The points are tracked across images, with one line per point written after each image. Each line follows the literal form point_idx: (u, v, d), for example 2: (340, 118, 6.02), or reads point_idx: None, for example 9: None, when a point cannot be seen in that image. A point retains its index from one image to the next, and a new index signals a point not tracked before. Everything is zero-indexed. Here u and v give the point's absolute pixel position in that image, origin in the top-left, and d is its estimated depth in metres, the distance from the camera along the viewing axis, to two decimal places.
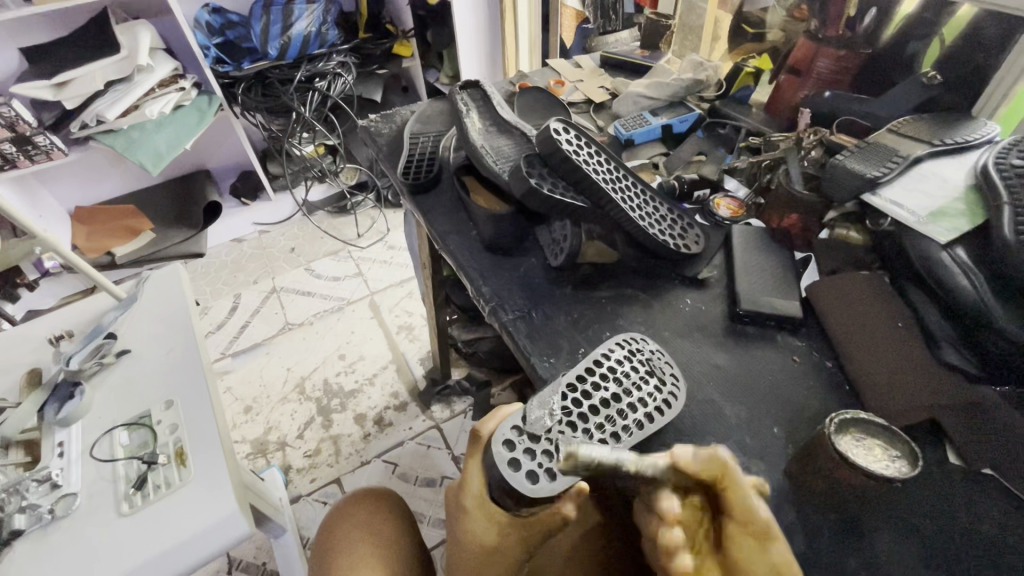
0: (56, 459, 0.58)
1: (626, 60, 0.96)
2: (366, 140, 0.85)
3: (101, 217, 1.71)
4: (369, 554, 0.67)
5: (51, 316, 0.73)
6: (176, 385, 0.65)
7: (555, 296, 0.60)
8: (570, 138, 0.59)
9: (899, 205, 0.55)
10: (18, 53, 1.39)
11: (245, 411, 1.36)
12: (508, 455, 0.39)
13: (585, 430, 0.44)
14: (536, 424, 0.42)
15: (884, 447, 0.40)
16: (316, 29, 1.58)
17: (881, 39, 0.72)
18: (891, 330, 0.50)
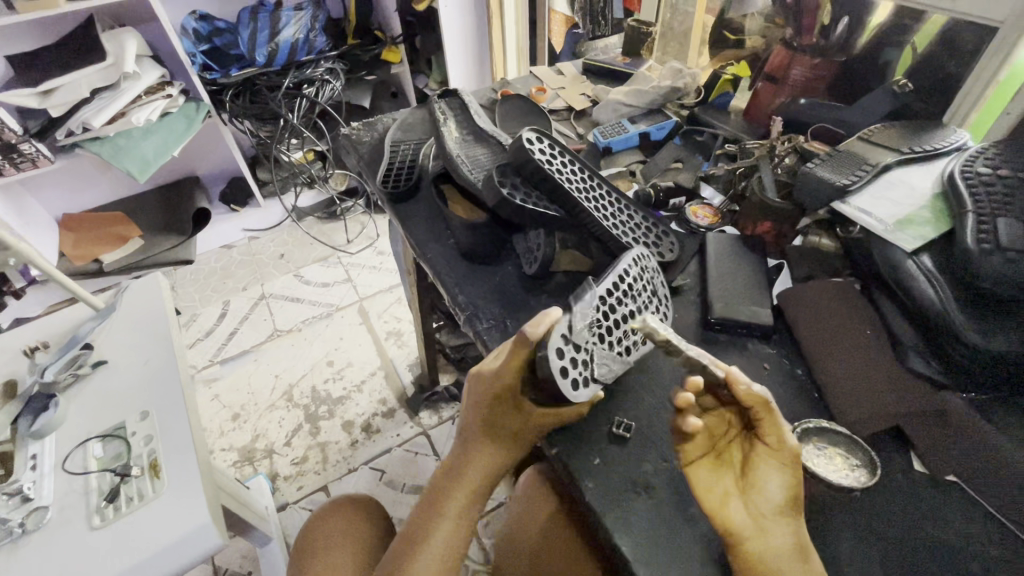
0: (28, 472, 0.57)
1: (607, 68, 0.97)
2: (347, 148, 0.86)
3: (89, 225, 1.70)
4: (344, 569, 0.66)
5: (29, 326, 0.72)
6: (153, 396, 0.64)
7: (530, 305, 0.60)
8: (544, 148, 0.59)
9: (867, 213, 0.55)
10: (4, 62, 1.39)
11: (233, 418, 1.35)
12: (560, 364, 0.44)
13: (608, 342, 0.49)
14: (577, 334, 0.46)
15: (845, 456, 0.44)
16: (304, 36, 1.58)
17: (855, 46, 0.73)
18: (859, 339, 0.51)
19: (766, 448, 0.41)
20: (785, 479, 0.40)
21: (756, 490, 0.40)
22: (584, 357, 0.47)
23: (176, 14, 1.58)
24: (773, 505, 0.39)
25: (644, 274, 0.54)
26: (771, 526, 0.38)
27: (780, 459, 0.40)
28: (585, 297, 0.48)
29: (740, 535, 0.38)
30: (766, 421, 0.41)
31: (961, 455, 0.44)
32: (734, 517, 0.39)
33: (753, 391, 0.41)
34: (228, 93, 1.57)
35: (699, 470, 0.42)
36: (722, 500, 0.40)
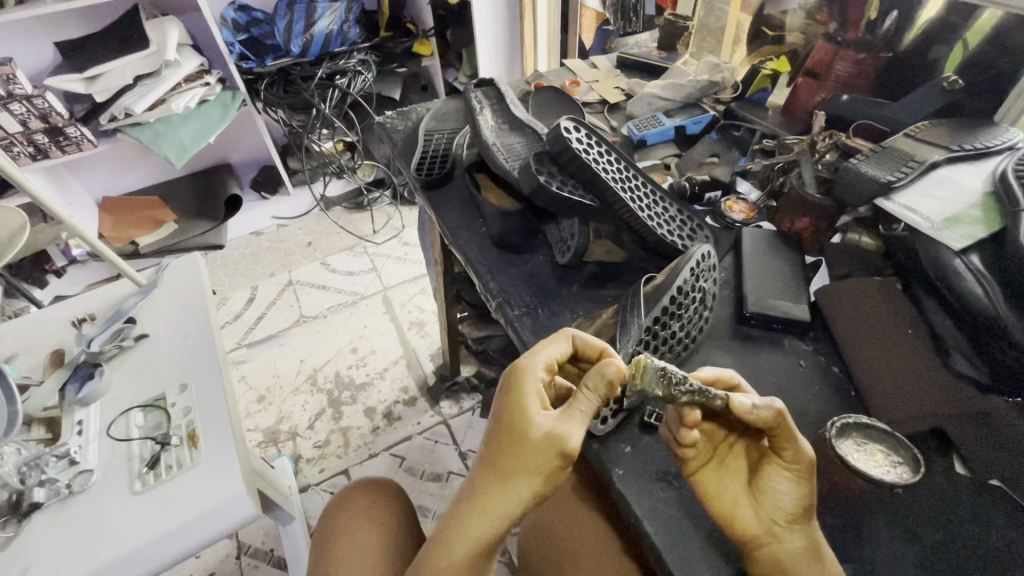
0: (75, 437, 0.60)
1: (642, 61, 0.96)
2: (382, 136, 0.87)
3: (127, 208, 1.76)
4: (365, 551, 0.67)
5: (75, 300, 0.75)
6: (191, 369, 0.67)
7: (562, 294, 0.60)
8: (581, 137, 0.59)
9: (914, 211, 0.54)
10: (53, 48, 1.44)
11: (259, 400, 1.39)
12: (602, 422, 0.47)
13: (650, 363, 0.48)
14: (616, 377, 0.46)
15: (886, 453, 0.43)
16: (338, 28, 1.60)
17: (903, 42, 0.71)
18: (899, 339, 0.50)
19: (779, 461, 0.41)
20: (796, 488, 0.39)
21: (767, 497, 0.40)
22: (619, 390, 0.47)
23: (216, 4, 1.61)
24: (785, 513, 0.39)
25: (697, 285, 0.51)
26: (782, 533, 0.38)
27: (795, 472, 0.40)
28: (631, 330, 0.46)
29: (756, 540, 0.38)
30: (784, 435, 0.40)
31: (1007, 460, 0.42)
32: (747, 522, 0.39)
33: (761, 408, 0.40)
34: (263, 82, 1.60)
35: (706, 476, 0.42)
36: (732, 505, 0.40)
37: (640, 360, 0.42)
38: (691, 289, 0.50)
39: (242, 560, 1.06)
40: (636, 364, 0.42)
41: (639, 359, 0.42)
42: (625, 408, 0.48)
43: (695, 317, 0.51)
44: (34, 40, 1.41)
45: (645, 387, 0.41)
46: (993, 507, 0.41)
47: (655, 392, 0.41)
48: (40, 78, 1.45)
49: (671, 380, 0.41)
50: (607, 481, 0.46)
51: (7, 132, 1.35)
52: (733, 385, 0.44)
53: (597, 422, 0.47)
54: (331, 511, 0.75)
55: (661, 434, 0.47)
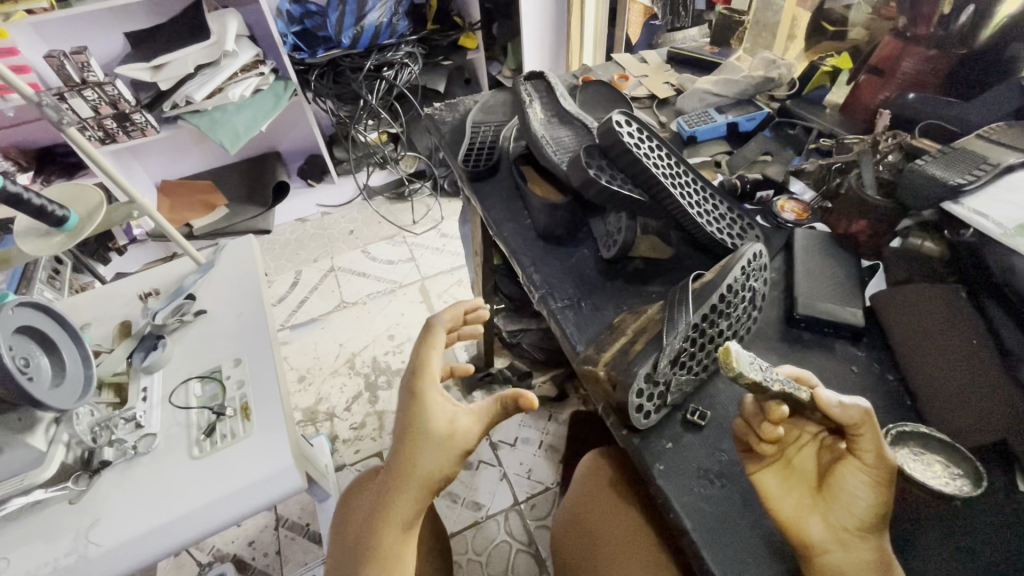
0: (141, 402, 0.64)
1: (694, 57, 0.95)
2: (430, 127, 0.88)
3: (183, 191, 1.85)
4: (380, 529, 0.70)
5: (141, 275, 0.80)
6: (244, 346, 0.70)
7: (606, 289, 0.60)
8: (632, 132, 0.59)
9: (984, 215, 0.52)
10: (123, 38, 1.52)
11: (299, 380, 1.44)
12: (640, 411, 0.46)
13: (693, 361, 0.47)
14: (663, 372, 0.45)
15: (945, 464, 0.43)
16: (388, 20, 1.62)
17: (979, 38, 0.67)
18: (962, 347, 0.47)
19: (856, 463, 0.39)
20: (874, 496, 0.38)
21: (838, 503, 0.39)
22: (665, 385, 0.46)
23: None
24: (857, 521, 0.38)
25: (747, 284, 0.50)
26: (851, 543, 0.37)
27: (872, 477, 0.38)
28: (679, 328, 0.45)
29: (818, 547, 0.38)
30: (865, 438, 0.38)
31: None
32: (812, 530, 0.39)
33: (848, 406, 0.38)
34: (314, 73, 1.65)
35: (767, 477, 0.42)
36: (797, 511, 0.40)
37: (733, 346, 0.37)
38: (741, 288, 0.49)
39: (280, 531, 1.11)
40: (727, 349, 0.37)
41: (729, 345, 0.37)
42: (668, 404, 0.47)
43: (743, 317, 0.50)
44: (107, 30, 1.50)
45: (740, 374, 0.36)
46: None
47: (744, 380, 0.37)
48: (111, 67, 1.54)
49: (759, 368, 0.38)
50: (646, 475, 0.46)
51: (80, 116, 1.43)
52: (812, 384, 0.42)
53: (640, 417, 0.45)
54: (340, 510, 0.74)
55: (703, 432, 0.47)
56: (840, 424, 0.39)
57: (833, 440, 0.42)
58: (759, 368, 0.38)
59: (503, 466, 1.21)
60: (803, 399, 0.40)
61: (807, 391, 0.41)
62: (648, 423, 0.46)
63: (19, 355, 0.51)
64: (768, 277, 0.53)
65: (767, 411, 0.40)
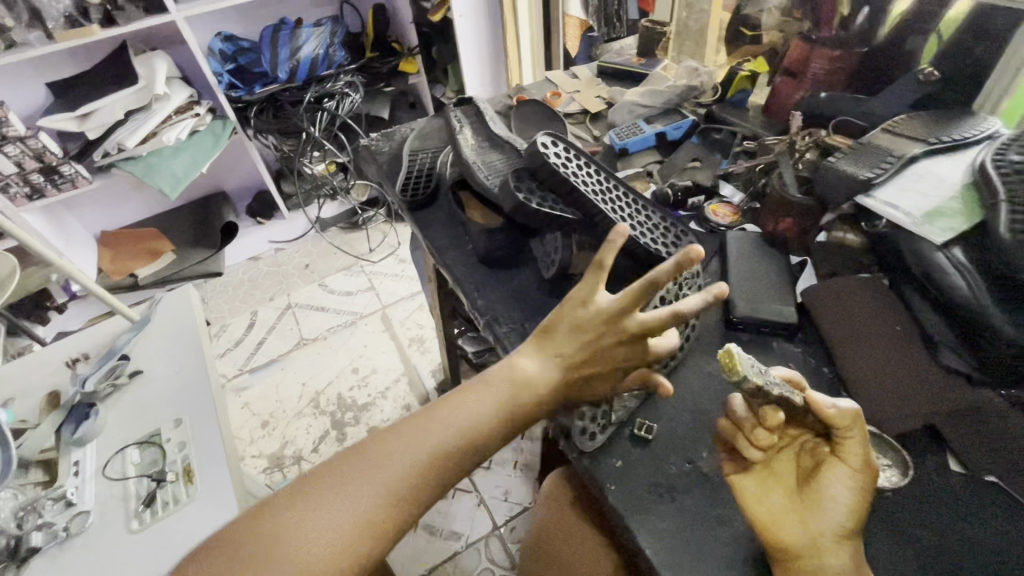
0: (72, 478, 0.60)
1: (622, 69, 0.97)
2: (367, 159, 0.87)
3: (124, 241, 1.78)
4: None
5: (70, 338, 0.75)
6: (185, 404, 0.66)
7: (549, 309, 0.60)
8: (559, 151, 0.59)
9: (895, 206, 0.53)
10: (45, 89, 1.46)
11: (262, 426, 1.39)
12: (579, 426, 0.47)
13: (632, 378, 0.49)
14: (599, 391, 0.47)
15: (875, 455, 0.44)
16: (324, 52, 1.64)
17: (878, 36, 0.71)
18: (891, 333, 0.50)
19: (841, 466, 0.39)
20: (855, 501, 0.38)
21: (819, 506, 0.38)
22: (607, 404, 0.48)
23: (203, 35, 1.62)
24: (837, 527, 0.37)
25: (681, 294, 0.52)
26: (831, 547, 0.37)
27: (856, 480, 0.39)
28: None
29: (796, 551, 0.37)
30: (852, 439, 0.39)
31: (999, 455, 0.43)
32: (789, 532, 0.38)
33: (842, 409, 0.39)
34: (252, 109, 1.62)
35: (745, 480, 0.41)
36: (775, 512, 0.39)
37: (736, 348, 0.36)
38: (675, 299, 0.50)
39: None
40: (729, 351, 0.36)
41: (730, 346, 0.36)
42: (612, 423, 0.48)
43: (681, 327, 0.51)
44: (27, 82, 1.43)
45: (744, 377, 0.36)
46: (989, 503, 0.41)
47: (747, 384, 0.37)
48: (34, 119, 1.48)
49: (761, 374, 0.38)
50: (599, 495, 0.46)
51: (2, 173, 1.36)
52: (804, 389, 0.42)
53: (584, 436, 0.47)
54: None
55: (652, 445, 0.47)
56: (829, 425, 0.40)
57: (813, 443, 0.42)
58: (765, 377, 0.39)
59: (478, 491, 1.19)
60: (798, 403, 0.40)
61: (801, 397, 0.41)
62: (589, 444, 0.47)
63: None
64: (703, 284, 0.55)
65: (761, 417, 0.40)
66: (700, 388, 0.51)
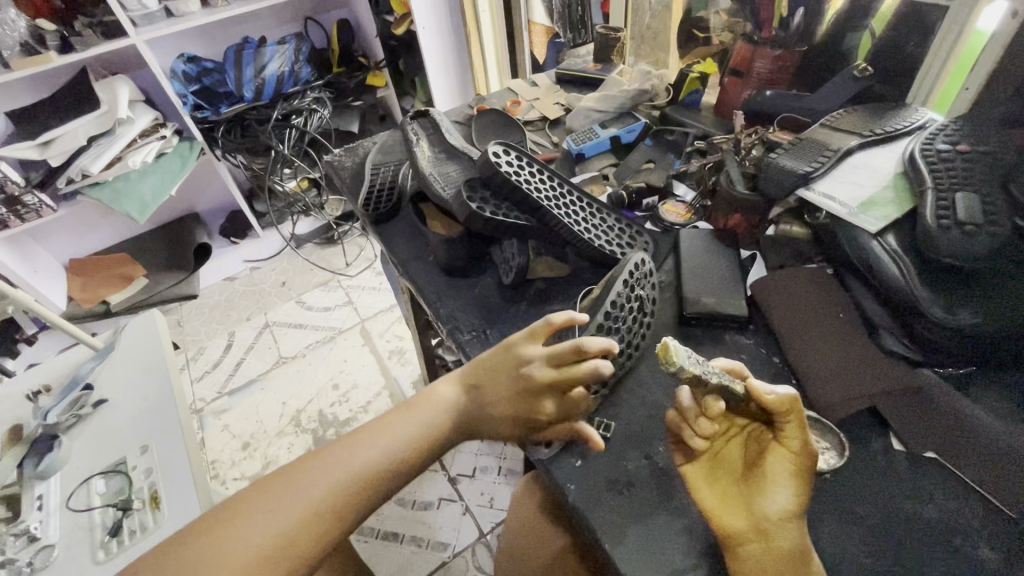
0: (35, 513, 0.59)
1: (579, 75, 0.99)
2: (330, 175, 0.88)
3: (95, 268, 1.75)
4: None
5: (32, 370, 0.74)
6: (151, 430, 0.66)
7: (510, 314, 0.61)
8: (511, 160, 0.60)
9: (831, 197, 0.56)
10: (4, 118, 1.44)
11: (243, 447, 1.37)
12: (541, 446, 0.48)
13: None
14: None
15: (816, 439, 0.45)
16: (289, 68, 1.64)
17: (816, 35, 0.74)
18: (837, 320, 0.51)
19: (783, 451, 0.41)
20: (796, 485, 0.40)
21: (761, 492, 0.40)
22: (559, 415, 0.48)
23: (165, 57, 1.61)
24: (779, 511, 0.39)
25: (633, 294, 0.51)
26: (773, 531, 0.38)
27: (796, 464, 0.40)
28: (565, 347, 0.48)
29: (740, 537, 0.39)
30: (792, 424, 0.41)
31: (939, 432, 0.44)
32: (734, 521, 0.40)
33: (781, 395, 0.40)
34: (219, 129, 1.61)
35: (694, 470, 0.43)
36: (721, 502, 0.41)
37: (672, 341, 0.38)
38: (626, 301, 0.51)
39: None
40: (666, 345, 0.38)
41: (668, 340, 0.38)
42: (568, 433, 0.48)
43: (636, 326, 0.52)
44: None
45: (680, 367, 0.38)
46: (931, 478, 0.43)
47: (685, 374, 0.38)
48: None
49: (698, 363, 0.40)
50: (560, 495, 0.47)
51: None
52: (745, 377, 0.43)
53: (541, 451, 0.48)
54: None
55: (610, 443, 0.49)
56: (772, 412, 0.41)
57: (760, 431, 0.44)
58: (702, 367, 0.40)
59: (463, 499, 1.18)
60: (738, 391, 0.42)
61: (742, 384, 0.42)
62: (547, 449, 0.48)
63: None
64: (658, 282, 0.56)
65: (705, 408, 0.42)
66: (656, 384, 0.52)
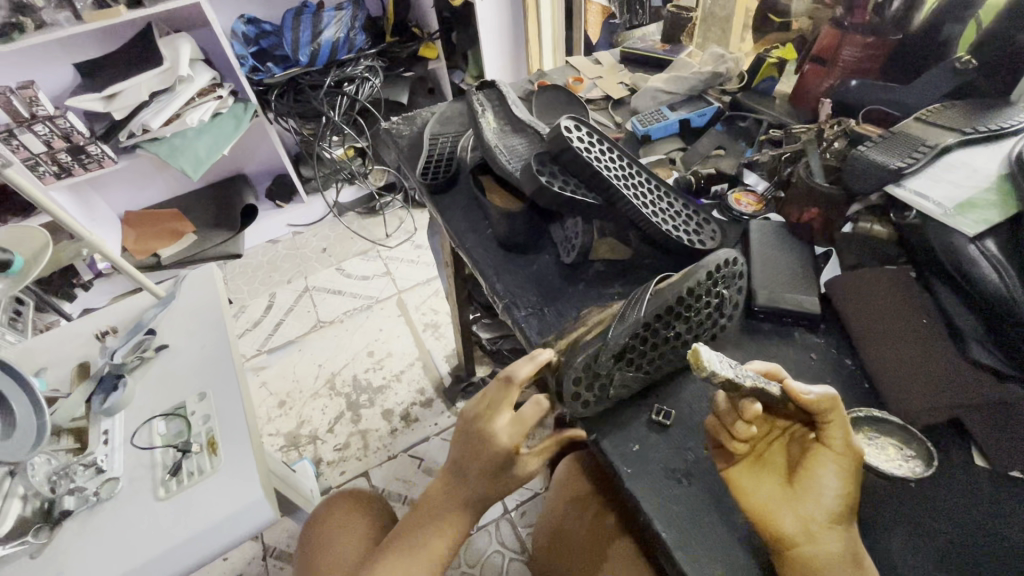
0: (101, 446, 0.62)
1: (645, 56, 0.95)
2: (388, 142, 0.87)
3: (148, 221, 1.81)
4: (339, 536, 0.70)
5: (98, 313, 0.77)
6: (209, 378, 0.68)
7: (568, 293, 0.61)
8: (582, 136, 0.59)
9: (925, 196, 0.53)
10: (73, 69, 1.48)
11: (279, 405, 1.42)
12: (576, 407, 0.46)
13: (638, 365, 0.48)
14: (601, 363, 0.46)
15: (899, 446, 0.43)
16: (344, 35, 1.63)
17: (912, 23, 0.69)
18: (907, 328, 0.49)
19: (827, 452, 0.40)
20: (842, 484, 0.39)
21: (809, 493, 0.39)
22: (606, 378, 0.47)
23: (226, 18, 1.63)
24: (827, 513, 0.38)
25: (714, 289, 0.50)
26: (822, 533, 0.38)
27: (842, 464, 0.39)
28: (627, 323, 0.46)
29: (791, 539, 0.38)
30: (833, 424, 0.40)
31: None
32: (786, 522, 0.38)
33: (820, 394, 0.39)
34: (274, 93, 1.63)
35: (739, 472, 0.42)
36: (769, 503, 0.39)
37: (703, 348, 0.36)
38: (706, 292, 0.50)
39: (267, 561, 1.08)
40: (697, 352, 0.36)
41: (698, 347, 0.36)
42: (610, 397, 0.47)
43: (707, 322, 0.51)
44: (55, 62, 1.46)
45: (713, 373, 0.36)
46: (1013, 497, 0.41)
47: (718, 379, 0.37)
48: (62, 99, 1.50)
49: (729, 366, 0.38)
50: (615, 479, 0.46)
51: (32, 152, 1.39)
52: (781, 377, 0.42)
53: (577, 404, 0.47)
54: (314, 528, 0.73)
55: (670, 431, 0.48)
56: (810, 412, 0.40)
57: (803, 431, 0.43)
58: (731, 368, 0.39)
59: None
60: (775, 394, 0.40)
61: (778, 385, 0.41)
62: (603, 431, 0.48)
63: None
64: (744, 287, 0.53)
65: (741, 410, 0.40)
66: None
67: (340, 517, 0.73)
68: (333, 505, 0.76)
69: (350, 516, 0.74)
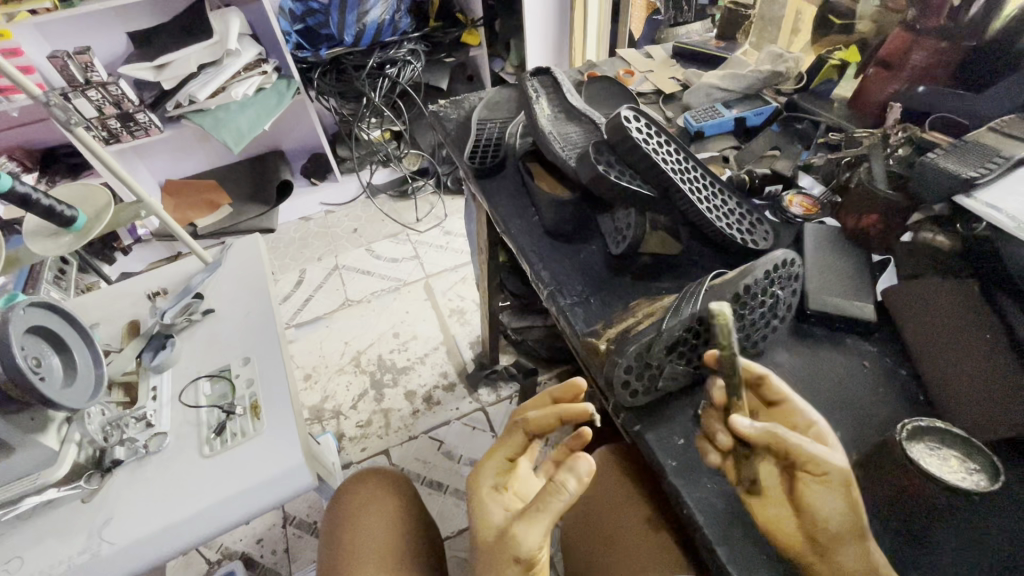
0: (151, 401, 0.65)
1: (700, 52, 0.94)
2: (435, 124, 0.88)
3: (186, 190, 1.85)
4: (367, 514, 0.71)
5: (149, 274, 0.79)
6: (254, 344, 0.70)
7: (615, 285, 0.60)
8: (641, 127, 0.58)
9: (997, 208, 0.51)
10: (126, 37, 1.52)
11: (305, 378, 1.45)
12: (626, 398, 0.47)
13: (689, 359, 0.48)
14: (653, 355, 0.47)
15: (961, 458, 0.41)
16: (390, 17, 1.60)
17: (990, 29, 0.65)
18: (967, 342, 0.47)
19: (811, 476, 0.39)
20: (841, 503, 0.37)
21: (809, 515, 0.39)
22: (657, 369, 0.47)
23: None
24: (832, 531, 0.38)
25: (770, 289, 0.50)
26: (833, 551, 0.38)
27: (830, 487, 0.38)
28: (681, 316, 0.46)
29: (807, 555, 0.39)
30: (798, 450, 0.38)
31: None
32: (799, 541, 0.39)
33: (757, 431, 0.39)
34: (317, 71, 1.65)
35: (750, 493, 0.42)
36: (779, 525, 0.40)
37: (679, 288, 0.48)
38: (761, 291, 0.49)
39: (287, 529, 1.11)
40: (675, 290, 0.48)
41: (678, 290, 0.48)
42: (659, 388, 0.47)
43: (760, 323, 0.50)
44: (110, 30, 1.49)
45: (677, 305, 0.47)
46: None
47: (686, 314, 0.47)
48: (114, 67, 1.54)
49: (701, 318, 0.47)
50: (659, 471, 0.46)
51: (84, 117, 1.43)
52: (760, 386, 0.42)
53: (626, 393, 0.47)
54: (339, 501, 0.74)
55: None
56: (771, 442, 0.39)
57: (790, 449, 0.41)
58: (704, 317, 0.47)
59: None
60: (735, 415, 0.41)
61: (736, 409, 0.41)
62: (648, 422, 0.48)
63: (31, 354, 0.51)
64: (799, 289, 0.52)
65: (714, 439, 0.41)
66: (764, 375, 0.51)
67: (366, 493, 0.74)
68: (358, 480, 0.76)
69: (379, 493, 0.74)
